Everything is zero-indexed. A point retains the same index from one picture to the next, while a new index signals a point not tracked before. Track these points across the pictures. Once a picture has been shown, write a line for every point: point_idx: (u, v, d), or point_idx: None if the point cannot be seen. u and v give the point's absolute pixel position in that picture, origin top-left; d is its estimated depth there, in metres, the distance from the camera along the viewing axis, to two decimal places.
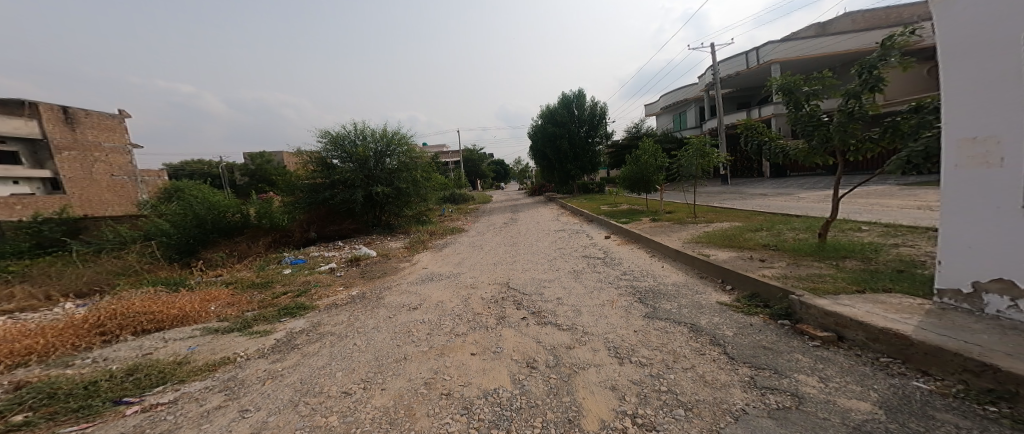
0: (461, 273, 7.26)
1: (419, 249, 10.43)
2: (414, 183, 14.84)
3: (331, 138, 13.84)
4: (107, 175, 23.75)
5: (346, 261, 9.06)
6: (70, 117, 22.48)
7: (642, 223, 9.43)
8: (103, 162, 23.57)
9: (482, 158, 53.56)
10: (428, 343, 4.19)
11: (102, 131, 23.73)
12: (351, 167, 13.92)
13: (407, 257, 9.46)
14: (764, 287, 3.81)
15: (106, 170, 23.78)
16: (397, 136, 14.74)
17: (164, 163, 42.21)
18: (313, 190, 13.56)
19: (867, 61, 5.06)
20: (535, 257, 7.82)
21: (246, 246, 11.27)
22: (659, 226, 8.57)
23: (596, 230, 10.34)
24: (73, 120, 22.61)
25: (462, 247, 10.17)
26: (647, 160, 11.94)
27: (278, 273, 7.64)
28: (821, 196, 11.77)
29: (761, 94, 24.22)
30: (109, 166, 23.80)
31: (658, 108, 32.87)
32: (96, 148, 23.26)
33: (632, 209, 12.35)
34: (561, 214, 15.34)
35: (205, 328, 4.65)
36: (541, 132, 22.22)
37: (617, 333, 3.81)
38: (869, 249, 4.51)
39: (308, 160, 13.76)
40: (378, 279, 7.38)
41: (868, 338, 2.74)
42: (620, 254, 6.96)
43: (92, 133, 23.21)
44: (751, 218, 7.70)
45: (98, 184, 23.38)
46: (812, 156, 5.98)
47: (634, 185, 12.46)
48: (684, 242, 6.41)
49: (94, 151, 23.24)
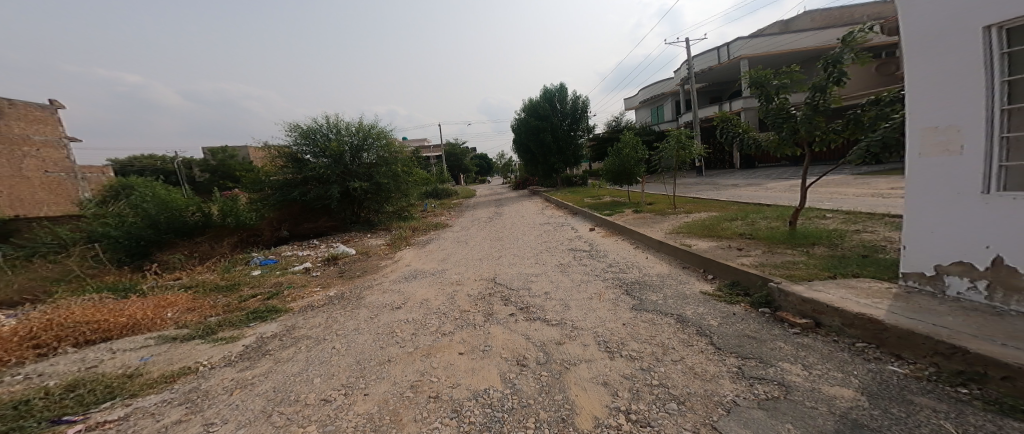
0: (446, 269, 7.14)
1: (400, 245, 10.22)
2: (393, 178, 14.46)
3: (302, 131, 13.26)
4: (39, 172, 21.99)
5: (322, 260, 8.73)
6: None
7: (625, 215, 9.56)
8: (33, 157, 21.74)
9: (460, 151, 52.89)
10: (413, 343, 4.08)
11: (29, 124, 21.98)
12: (325, 161, 13.42)
13: (388, 254, 9.24)
14: (745, 275, 3.88)
15: (37, 166, 21.97)
16: (373, 129, 14.30)
17: (115, 159, 39.51)
18: (288, 187, 13.06)
19: (832, 55, 5.23)
20: (520, 251, 7.78)
21: (207, 247, 10.73)
22: (641, 218, 8.69)
23: (581, 223, 10.38)
24: None
25: (446, 243, 10.01)
26: (628, 153, 12.11)
27: (249, 275, 7.28)
28: (791, 185, 12.26)
29: (731, 88, 24.93)
30: (40, 162, 22.09)
31: (637, 102, 33.33)
32: (25, 143, 21.48)
33: (614, 201, 12.52)
34: (546, 207, 15.35)
35: (161, 336, 4.39)
36: (524, 125, 22.07)
37: (606, 327, 3.82)
38: (834, 236, 4.63)
39: (278, 155, 13.16)
40: (358, 278, 7.14)
41: (844, 323, 2.83)
42: (605, 246, 7.00)
43: (18, 125, 21.43)
44: (728, 208, 7.93)
45: (29, 182, 21.51)
46: (783, 148, 6.13)
47: (616, 177, 12.60)
48: (667, 234, 6.51)
49: (23, 146, 21.44)
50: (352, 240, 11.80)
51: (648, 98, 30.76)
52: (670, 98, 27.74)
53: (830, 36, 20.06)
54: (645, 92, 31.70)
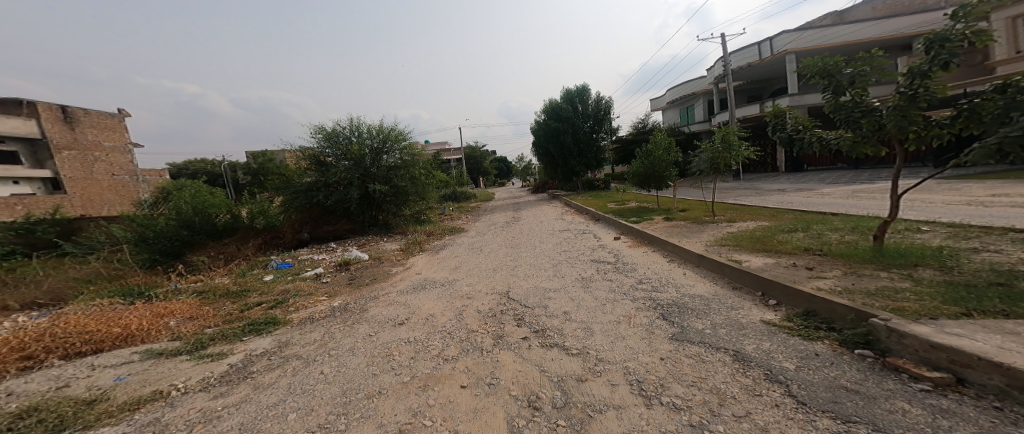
0: (457, 279, 6.57)
1: (414, 251, 9.77)
2: (412, 181, 14.15)
3: (325, 134, 13.17)
4: (108, 175, 23.29)
5: (335, 265, 8.40)
6: (68, 116, 22.08)
7: (652, 223, 8.66)
8: (102, 162, 23.10)
9: (485, 155, 52.65)
10: (410, 371, 3.48)
11: (103, 130, 23.36)
12: (347, 164, 13.33)
13: (400, 261, 8.81)
14: (825, 305, 2.99)
15: (106, 170, 23.30)
16: (394, 132, 14.04)
17: (167, 163, 41.98)
18: (304, 189, 12.88)
19: (940, 32, 4.26)
20: (537, 262, 7.08)
21: (234, 249, 10.72)
22: (674, 226, 7.80)
23: (604, 230, 9.54)
24: (72, 119, 22.23)
25: (460, 250, 9.48)
26: (660, 155, 11.11)
27: (259, 279, 6.99)
28: (847, 191, 10.93)
29: (772, 86, 23.21)
30: (110, 166, 23.36)
31: (664, 103, 31.87)
32: (96, 148, 22.83)
33: (641, 207, 11.59)
34: (566, 212, 14.58)
35: (147, 351, 3.99)
36: (543, 128, 21.41)
37: (639, 361, 3.07)
38: (943, 256, 3.75)
39: (303, 157, 13.17)
40: (366, 287, 6.69)
41: (1009, 384, 1.85)
42: (633, 259, 6.16)
43: (92, 132, 22.81)
44: (777, 216, 6.95)
45: (98, 184, 22.86)
46: (861, 147, 5.10)
47: (644, 181, 11.66)
48: (707, 246, 5.64)
49: (94, 151, 22.81)
50: (370, 244, 11.52)
51: (677, 98, 29.23)
52: (701, 97, 26.15)
53: (894, 26, 18.29)
54: (673, 91, 30.18)
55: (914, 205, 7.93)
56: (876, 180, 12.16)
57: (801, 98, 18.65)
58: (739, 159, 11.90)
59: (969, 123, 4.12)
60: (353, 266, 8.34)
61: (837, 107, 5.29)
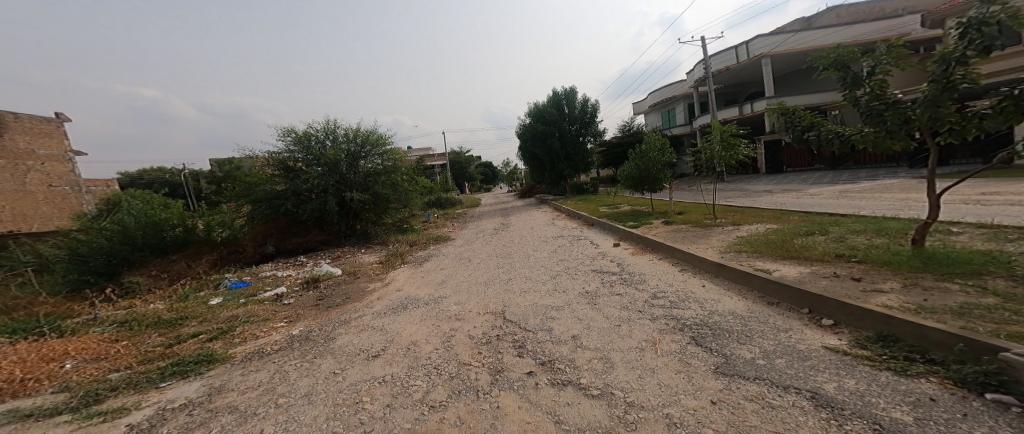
0: (445, 297, 5.79)
1: (395, 263, 8.88)
2: (392, 187, 13.17)
3: (294, 138, 11.96)
4: (43, 186, 20.52)
5: (301, 281, 7.40)
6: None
7: (651, 228, 8.13)
8: (39, 172, 20.38)
9: (467, 161, 51.78)
10: (385, 428, 2.67)
11: (37, 137, 20.78)
12: (320, 168, 12.13)
13: (379, 275, 7.91)
14: (911, 331, 2.42)
15: (43, 180, 20.58)
16: (373, 135, 13.02)
17: (122, 172, 38.89)
18: (268, 197, 11.47)
19: (974, 15, 3.72)
20: (534, 275, 6.38)
21: (183, 266, 9.48)
22: (676, 231, 7.28)
23: (600, 237, 8.96)
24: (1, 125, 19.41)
25: (446, 261, 8.67)
26: (654, 155, 10.75)
27: (204, 304, 5.94)
28: (836, 191, 10.82)
29: (749, 90, 23.58)
30: (45, 176, 20.71)
31: (646, 107, 32.10)
32: (29, 156, 20.16)
33: (635, 210, 11.14)
34: (556, 217, 13.99)
35: (9, 413, 2.96)
36: (530, 131, 20.87)
37: (683, 407, 2.40)
38: (1001, 261, 3.28)
39: (268, 162, 11.97)
40: (334, 308, 5.77)
41: None
42: (645, 270, 5.55)
43: (24, 138, 20.17)
44: (784, 218, 6.56)
45: (33, 196, 19.96)
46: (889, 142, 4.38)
47: (637, 184, 11.28)
48: (719, 253, 5.09)
49: (28, 160, 20.12)
50: (343, 257, 10.52)
51: (659, 102, 29.45)
52: (681, 101, 26.49)
53: (857, 31, 18.63)
54: (655, 96, 30.43)
55: (911, 202, 7.73)
56: (860, 179, 12.20)
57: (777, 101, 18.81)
58: (734, 161, 11.67)
59: (1014, 116, 3.59)
60: (323, 282, 7.35)
61: (855, 102, 4.58)
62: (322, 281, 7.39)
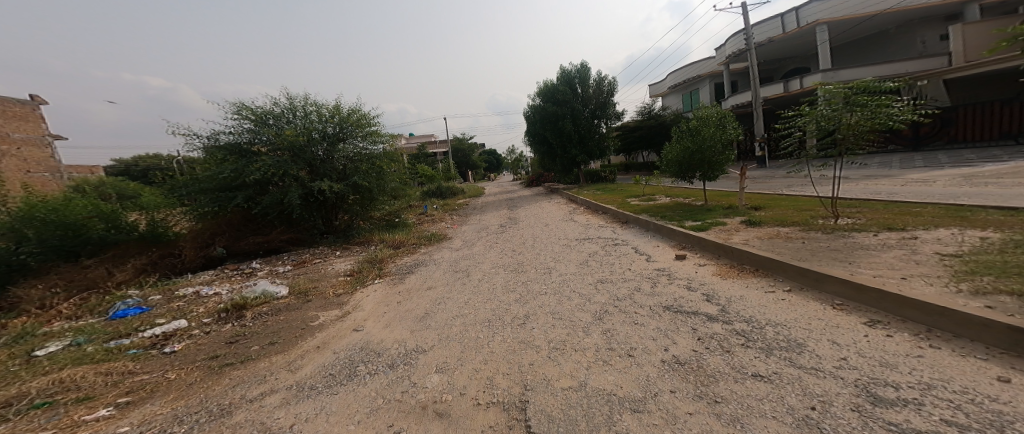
0: (425, 371, 3.35)
1: (368, 278, 6.50)
2: (377, 176, 10.74)
3: (250, 116, 9.37)
4: (22, 173, 17.44)
5: (217, 310, 4.94)
6: None
7: (724, 230, 5.58)
8: (14, 157, 17.26)
9: (472, 148, 49.09)
10: None
11: (5, 119, 17.42)
12: (278, 151, 9.49)
13: (339, 299, 5.53)
14: None
15: (19, 166, 17.48)
16: (355, 114, 10.57)
17: (116, 159, 36.59)
18: (218, 185, 8.97)
19: None
20: (568, 321, 3.94)
21: (96, 275, 7.10)
22: (775, 237, 4.74)
23: (648, 242, 6.44)
24: None
25: (435, 276, 6.29)
26: (712, 132, 8.05)
27: (22, 358, 3.61)
28: (955, 177, 8.22)
29: (789, 66, 20.86)
30: (22, 162, 17.54)
31: (664, 88, 29.17)
32: (3, 140, 17.05)
33: (682, 204, 8.61)
34: (576, 211, 11.54)
35: None
36: (539, 112, 18.29)
37: None
38: None
39: (214, 146, 9.27)
40: (229, 374, 3.36)
41: None
42: (786, 316, 3.00)
43: None
44: (974, 220, 4.06)
45: None
46: None
47: (683, 169, 8.64)
48: (945, 290, 2.58)
49: (1, 144, 17.03)
50: (310, 263, 8.16)
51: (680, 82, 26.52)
52: (706, 80, 23.60)
53: None
54: (674, 75, 27.44)
55: None
56: (971, 162, 9.55)
57: (835, 74, 16.26)
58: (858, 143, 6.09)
59: None
60: (248, 313, 4.89)
61: None
62: (250, 311, 4.95)
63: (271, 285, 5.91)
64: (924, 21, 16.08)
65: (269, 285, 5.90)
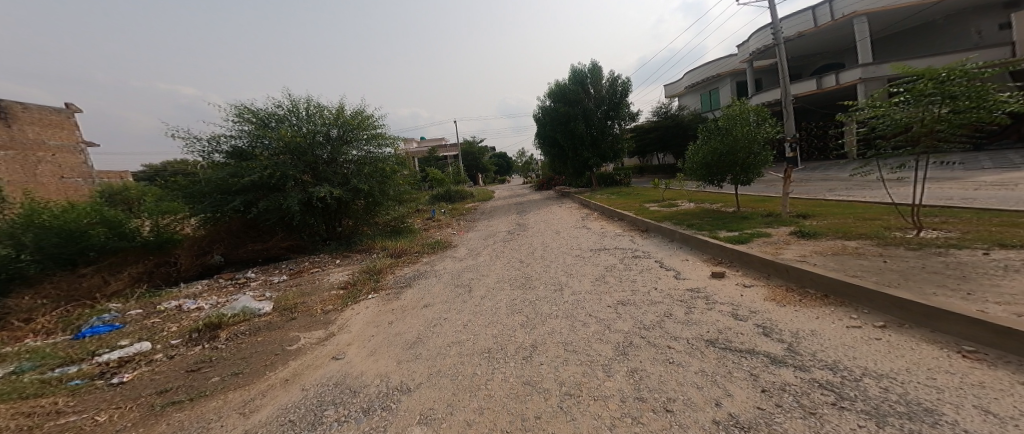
0: (410, 419, 2.68)
1: (360, 292, 5.94)
2: (381, 181, 10.29)
3: (250, 119, 9.00)
4: (55, 178, 17.43)
5: (187, 330, 4.38)
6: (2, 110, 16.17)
7: (766, 242, 4.74)
8: (50, 163, 17.26)
9: (483, 152, 48.82)
10: None
11: (42, 127, 17.39)
12: (278, 153, 9.02)
13: (324, 319, 4.94)
14: None
15: (54, 172, 17.48)
16: (359, 116, 10.15)
17: (139, 165, 37.28)
18: (220, 191, 8.54)
19: None
20: (585, 358, 3.20)
21: (87, 284, 6.64)
22: (836, 253, 3.89)
23: (672, 255, 5.63)
24: (6, 115, 16.32)
25: (433, 293, 5.67)
26: (745, 131, 6.97)
27: None
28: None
29: (820, 61, 19.58)
30: (57, 168, 17.52)
31: (681, 88, 27.92)
32: (41, 148, 17.01)
33: (710, 211, 7.72)
34: (589, 217, 10.74)
35: None
36: (551, 114, 17.53)
37: None
38: None
39: (213, 147, 8.90)
40: (168, 418, 2.76)
41: None
42: (890, 369, 2.19)
43: (33, 130, 16.94)
44: None
45: (45, 189, 16.98)
46: None
47: (709, 170, 7.56)
48: None
49: (41, 152, 16.97)
50: (307, 273, 7.68)
51: (697, 81, 25.21)
52: (727, 78, 22.27)
53: None
54: (692, 74, 26.23)
55: None
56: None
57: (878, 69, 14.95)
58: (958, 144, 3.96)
59: None
60: (222, 333, 4.32)
61: None
62: (225, 331, 4.38)
63: (254, 300, 5.29)
64: (979, 9, 14.69)
65: (253, 301, 5.27)
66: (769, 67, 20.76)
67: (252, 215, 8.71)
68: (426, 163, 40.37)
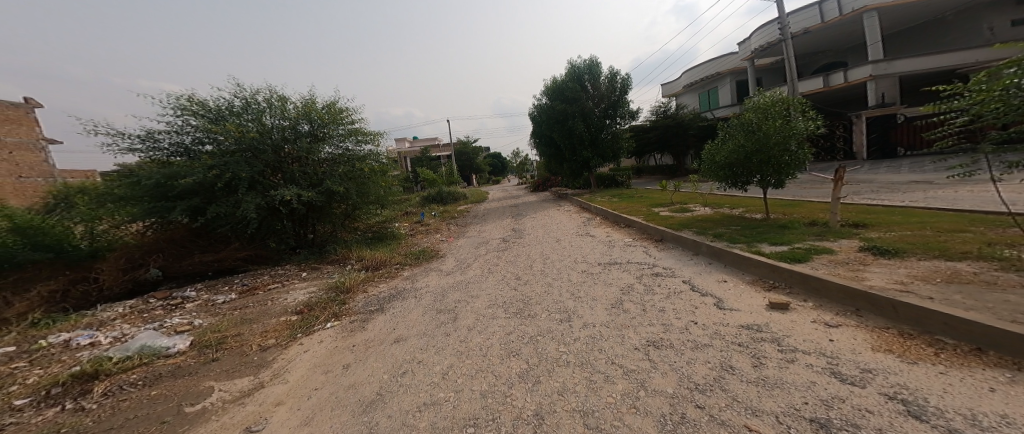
0: None
1: (320, 320, 4.73)
2: (359, 183, 9.07)
3: (195, 111, 7.56)
4: (11, 177, 14.49)
5: (44, 383, 3.26)
6: None
7: (831, 260, 3.68)
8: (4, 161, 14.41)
9: (478, 152, 47.70)
10: None
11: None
12: (229, 151, 7.63)
13: (261, 361, 3.72)
14: None
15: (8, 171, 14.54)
16: (333, 110, 8.94)
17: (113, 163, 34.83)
18: (159, 196, 7.09)
19: None
20: None
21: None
22: (953, 281, 2.85)
23: (707, 273, 4.57)
24: None
25: (412, 324, 4.50)
26: (776, 127, 5.91)
27: None
28: None
29: (822, 60, 19.00)
30: (13, 166, 14.63)
31: (678, 88, 27.16)
32: None
33: (735, 217, 6.70)
34: (593, 222, 9.68)
35: None
36: (547, 111, 16.48)
37: None
38: None
39: (150, 144, 7.35)
40: None
41: None
42: None
43: None
44: None
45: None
46: None
47: (736, 173, 6.56)
48: None
49: None
50: (261, 290, 6.40)
51: (695, 80, 24.49)
52: (726, 77, 21.56)
53: None
54: (688, 74, 25.48)
55: None
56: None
57: (889, 65, 14.20)
58: None
59: None
60: (97, 386, 3.22)
61: None
62: (102, 382, 3.29)
63: (163, 335, 4.13)
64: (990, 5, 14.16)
65: (160, 335, 4.11)
66: (771, 65, 20.08)
67: (196, 221, 7.36)
68: (417, 163, 39.09)
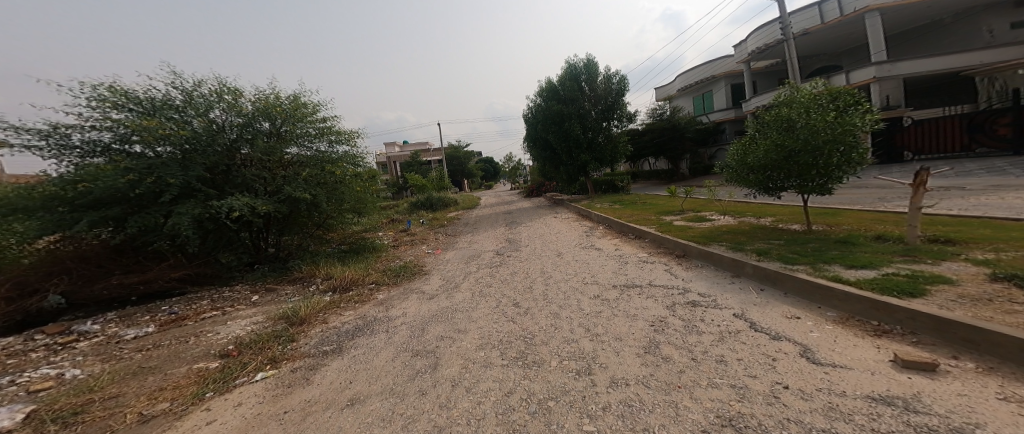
0: None
1: (248, 369, 3.46)
2: (330, 189, 7.84)
3: (118, 103, 6.24)
4: None
5: None
6: None
7: (965, 296, 2.66)
8: None
9: (467, 156, 46.70)
10: None
11: None
12: (160, 150, 6.32)
13: None
14: None
15: None
16: (300, 106, 7.73)
17: None
18: (67, 205, 5.73)
19: None
20: None
21: None
22: None
23: (770, 303, 3.49)
24: None
25: (375, 377, 3.27)
26: (827, 120, 4.89)
27: None
28: None
29: (817, 64, 18.86)
30: None
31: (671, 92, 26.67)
32: None
33: (771, 227, 5.70)
34: (598, 232, 8.61)
35: None
36: (540, 112, 15.51)
37: None
38: None
39: (58, 142, 5.99)
40: None
41: None
42: None
43: None
44: None
45: None
46: None
47: (773, 174, 5.54)
48: None
49: None
50: (191, 321, 5.07)
51: (688, 84, 23.97)
52: (721, 81, 21.02)
53: None
54: (682, 78, 24.99)
55: None
56: None
57: (892, 67, 13.67)
58: None
59: None
60: None
61: None
62: None
63: None
64: (988, 5, 13.77)
65: None
66: (766, 69, 19.63)
67: (116, 235, 5.98)
68: (408, 168, 37.88)
